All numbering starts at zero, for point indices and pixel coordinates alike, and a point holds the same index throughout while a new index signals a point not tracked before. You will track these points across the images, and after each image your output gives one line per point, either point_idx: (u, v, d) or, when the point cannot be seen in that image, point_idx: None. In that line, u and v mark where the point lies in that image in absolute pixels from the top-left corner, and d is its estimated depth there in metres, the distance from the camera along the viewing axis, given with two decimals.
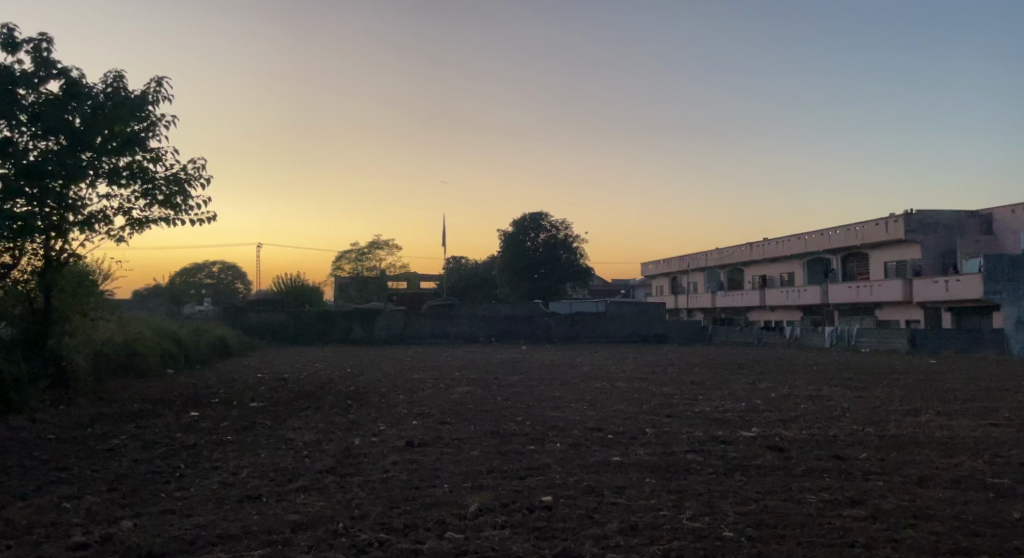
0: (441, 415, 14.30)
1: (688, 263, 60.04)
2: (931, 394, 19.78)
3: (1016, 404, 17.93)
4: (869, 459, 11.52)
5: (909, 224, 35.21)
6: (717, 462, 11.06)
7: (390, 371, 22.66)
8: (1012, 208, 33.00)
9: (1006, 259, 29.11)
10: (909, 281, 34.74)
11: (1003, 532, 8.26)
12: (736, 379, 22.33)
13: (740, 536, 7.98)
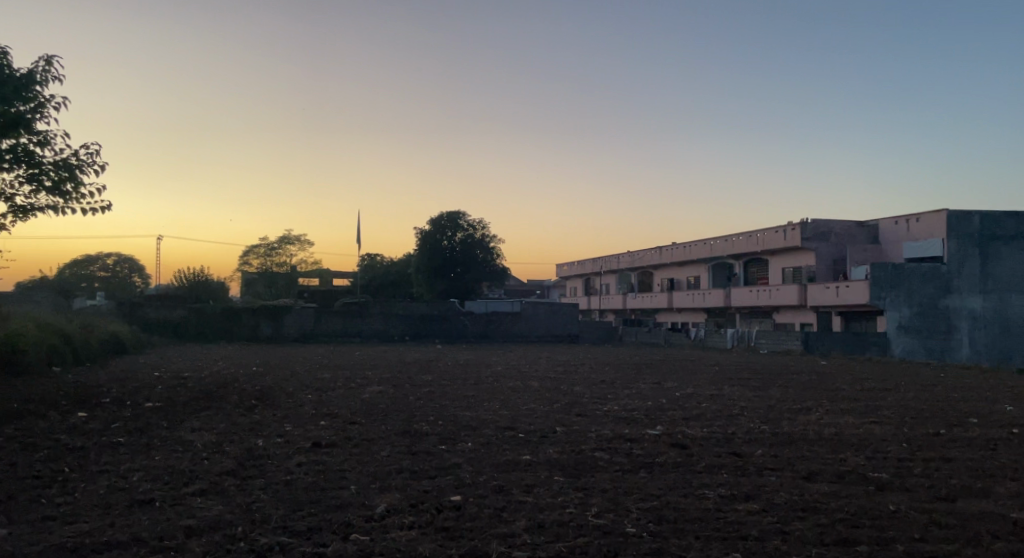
0: (351, 415, 14.58)
1: (600, 265, 61.33)
2: (822, 394, 21.04)
3: (898, 403, 19.28)
4: (765, 456, 12.37)
5: (804, 232, 37.08)
6: (624, 459, 11.71)
7: (299, 371, 22.68)
8: (895, 220, 34.97)
9: (890, 266, 30.93)
10: (804, 286, 36.55)
11: (881, 523, 9.08)
12: (642, 378, 23.20)
13: (642, 531, 8.57)
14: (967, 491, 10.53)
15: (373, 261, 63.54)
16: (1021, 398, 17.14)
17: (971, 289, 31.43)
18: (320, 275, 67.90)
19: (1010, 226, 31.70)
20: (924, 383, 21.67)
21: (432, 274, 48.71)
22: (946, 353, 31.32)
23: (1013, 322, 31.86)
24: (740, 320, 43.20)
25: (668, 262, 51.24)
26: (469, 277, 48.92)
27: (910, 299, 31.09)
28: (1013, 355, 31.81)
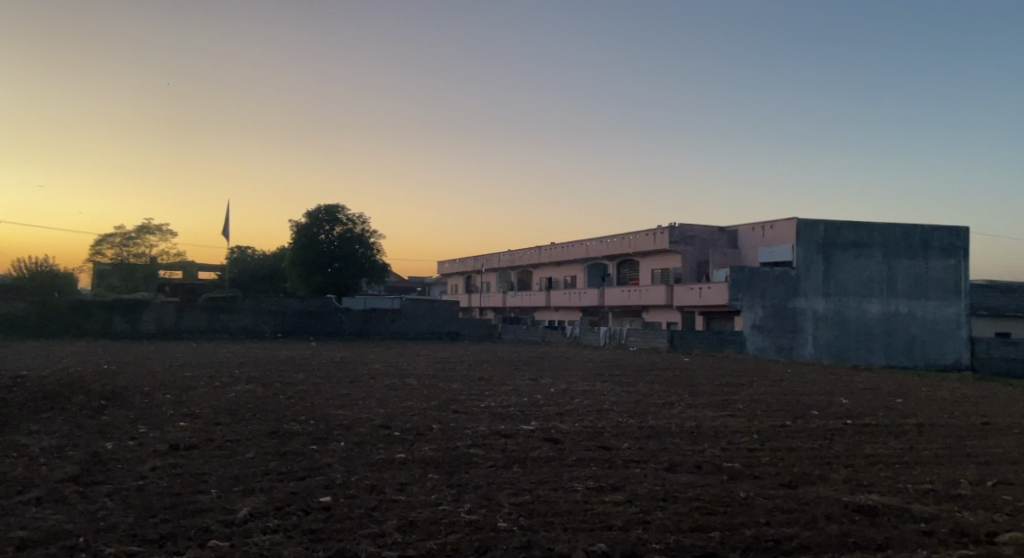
0: (215, 415, 14.62)
1: (480, 263, 62.11)
2: (685, 388, 22.34)
3: (752, 396, 20.75)
4: (630, 449, 13.22)
5: (672, 236, 38.89)
6: (498, 455, 12.31)
7: (161, 369, 22.26)
8: (752, 226, 37.12)
9: (747, 270, 32.92)
10: (670, 287, 38.30)
11: (732, 510, 9.97)
12: (518, 375, 23.99)
13: (512, 526, 9.13)
14: (806, 478, 11.63)
15: (243, 254, 62.08)
16: (857, 391, 18.81)
17: (815, 291, 33.86)
18: (186, 268, 65.80)
19: (849, 234, 34.28)
20: (778, 378, 23.26)
21: (309, 268, 48.13)
22: (793, 350, 33.65)
23: (850, 322, 34.44)
24: (612, 319, 44.79)
25: (545, 261, 52.44)
26: (347, 273, 48.54)
27: (764, 300, 33.17)
28: (849, 353, 34.40)
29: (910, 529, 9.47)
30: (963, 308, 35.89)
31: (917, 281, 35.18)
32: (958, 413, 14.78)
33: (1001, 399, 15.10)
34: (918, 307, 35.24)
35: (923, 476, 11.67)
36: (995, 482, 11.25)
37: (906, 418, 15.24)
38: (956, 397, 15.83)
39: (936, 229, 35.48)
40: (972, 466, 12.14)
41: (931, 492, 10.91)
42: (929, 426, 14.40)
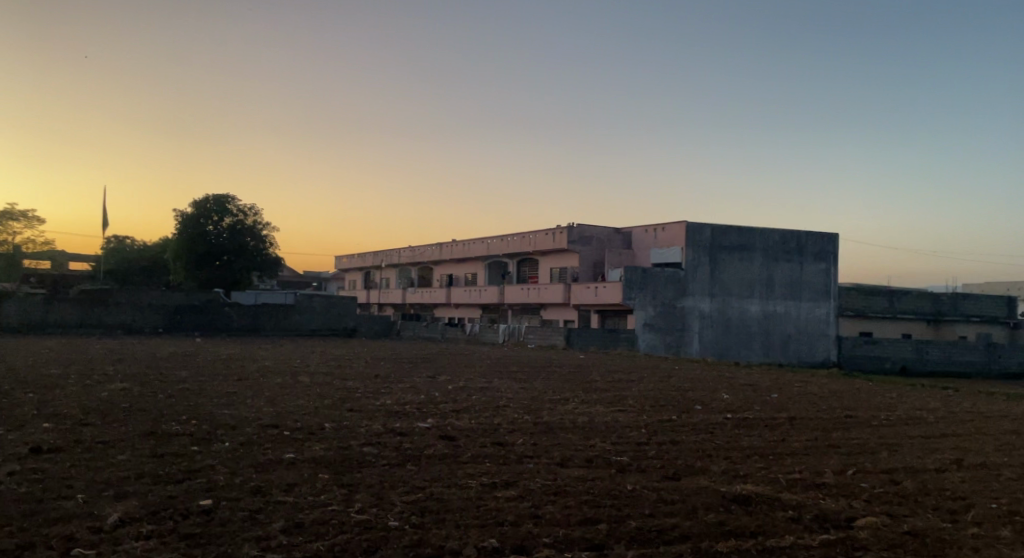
0: (87, 416, 14.31)
1: (379, 259, 61.81)
2: (580, 385, 22.96)
3: (643, 392, 21.53)
4: (522, 443, 13.15)
5: (570, 236, 39.70)
6: (391, 453, 12.28)
7: (34, 366, 21.45)
8: (646, 228, 38.27)
9: (640, 270, 33.98)
10: (567, 286, 39.02)
11: (619, 502, 10.00)
12: (416, 372, 24.14)
13: (403, 524, 9.02)
14: (690, 470, 11.73)
15: (122, 243, 59.81)
16: (739, 386, 19.78)
17: (701, 291, 35.22)
18: (56, 258, 62.85)
19: (733, 237, 35.86)
20: (667, 374, 24.18)
21: (195, 261, 46.83)
22: (680, 347, 34.85)
23: (733, 321, 35.96)
24: (512, 316, 45.34)
25: (445, 258, 52.63)
26: (238, 266, 47.74)
27: (655, 300, 34.30)
28: (731, 350, 35.91)
29: (780, 517, 9.71)
30: (832, 309, 38.08)
31: (792, 283, 37.14)
32: (825, 407, 15.74)
33: (863, 394, 16.23)
34: (793, 308, 37.19)
35: (793, 467, 11.98)
36: (854, 470, 11.64)
37: (780, 411, 16.10)
38: (824, 392, 16.91)
39: (811, 234, 37.53)
40: (837, 456, 12.59)
41: (801, 482, 11.19)
42: (800, 419, 15.24)
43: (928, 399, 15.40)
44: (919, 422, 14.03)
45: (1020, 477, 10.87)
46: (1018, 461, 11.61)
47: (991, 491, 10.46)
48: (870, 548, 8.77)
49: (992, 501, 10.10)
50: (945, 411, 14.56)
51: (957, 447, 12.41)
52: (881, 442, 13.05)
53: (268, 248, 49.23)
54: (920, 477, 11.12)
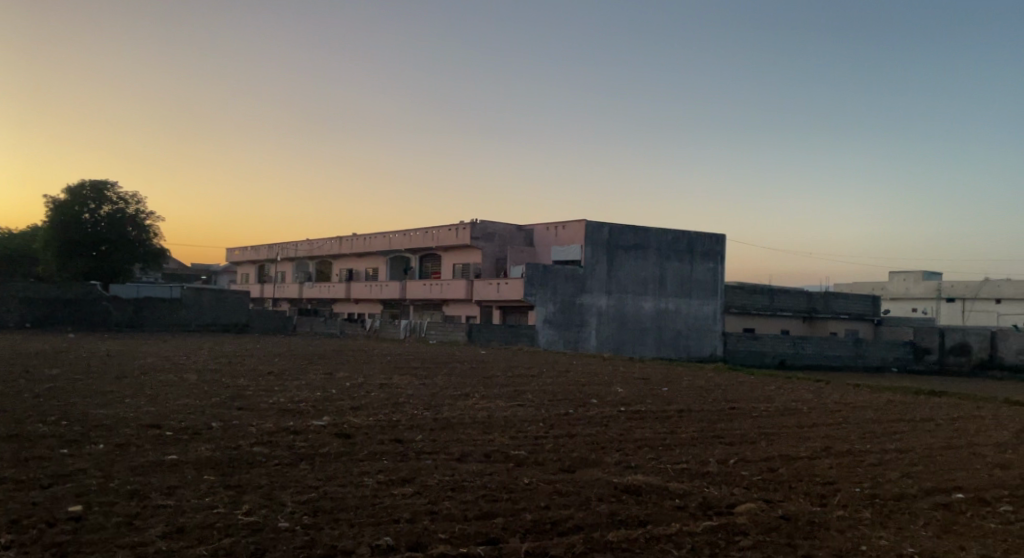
0: None
1: (274, 253, 60.77)
2: (479, 380, 23.30)
3: (540, 384, 22.00)
4: (425, 440, 11.92)
5: (474, 232, 40.11)
6: (284, 453, 10.93)
7: None
8: (548, 225, 39.03)
9: (541, 267, 34.64)
10: (470, 282, 39.32)
11: (515, 496, 9.46)
12: (313, 370, 23.89)
13: (295, 525, 8.13)
14: (583, 461, 11.64)
15: None
16: (633, 380, 20.47)
17: (598, 289, 36.16)
18: None
19: (629, 237, 36.99)
20: (565, 370, 24.78)
21: (69, 251, 44.93)
22: (578, 343, 35.70)
23: (628, 317, 37.00)
24: (412, 312, 45.43)
25: (344, 252, 52.25)
26: (115, 258, 46.07)
27: (555, 296, 35.03)
28: (626, 345, 36.98)
29: (666, 505, 10.02)
30: (719, 306, 39.78)
31: (683, 281, 38.62)
32: (711, 400, 16.57)
33: (744, 387, 17.18)
34: (684, 305, 38.65)
35: (680, 458, 12.48)
36: (736, 459, 12.31)
37: (670, 403, 16.71)
38: (710, 385, 17.82)
39: (701, 235, 39.15)
40: (720, 446, 13.24)
41: (686, 471, 11.71)
42: (687, 411, 15.81)
43: (803, 391, 16.46)
44: (794, 413, 14.97)
45: (882, 461, 11.81)
46: (881, 447, 12.58)
47: (853, 475, 11.18)
48: (749, 531, 9.16)
49: (854, 485, 10.70)
50: (818, 402, 15.62)
51: (826, 435, 13.42)
52: (759, 433, 13.84)
53: (149, 237, 47.87)
54: (793, 465, 11.89)
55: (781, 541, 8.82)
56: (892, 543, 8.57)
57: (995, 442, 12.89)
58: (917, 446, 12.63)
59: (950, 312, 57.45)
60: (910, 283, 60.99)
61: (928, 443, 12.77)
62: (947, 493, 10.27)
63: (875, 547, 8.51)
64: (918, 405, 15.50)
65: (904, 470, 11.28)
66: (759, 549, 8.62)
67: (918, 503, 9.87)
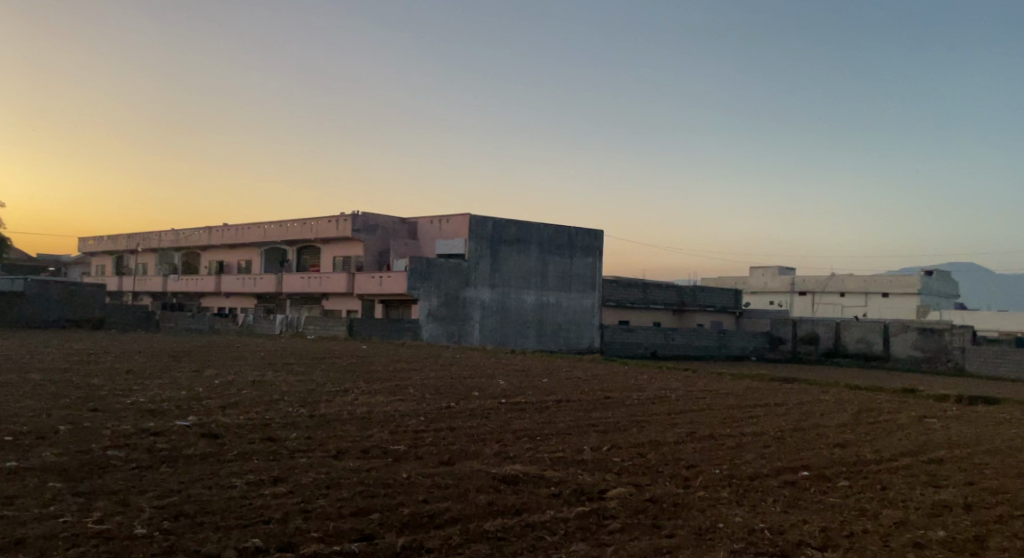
0: None
1: (136, 244, 58.26)
2: (353, 374, 23.18)
3: (415, 377, 22.12)
4: (297, 438, 11.85)
5: (355, 224, 39.48)
6: (143, 456, 10.63)
7: None
8: (432, 219, 39.12)
9: (425, 261, 34.60)
10: (351, 275, 38.85)
11: (392, 491, 9.61)
12: (175, 367, 23.11)
13: (152, 532, 7.98)
14: (462, 453, 11.77)
15: None
16: (512, 372, 20.91)
17: (481, 283, 36.55)
18: None
19: (512, 232, 37.53)
20: (445, 363, 25.00)
21: None
22: (462, 336, 35.94)
23: (510, 311, 37.59)
24: (289, 306, 44.54)
25: (212, 243, 50.51)
26: None
27: (438, 290, 35.13)
28: (509, 338, 37.57)
29: (543, 493, 10.36)
30: (597, 299, 40.97)
31: (564, 275, 39.57)
32: (587, 390, 17.13)
33: (619, 376, 17.87)
34: (564, 298, 39.59)
35: (557, 446, 12.87)
36: (609, 446, 12.82)
37: (548, 394, 17.14)
38: (585, 376, 18.41)
39: (581, 230, 40.23)
40: (596, 434, 13.72)
41: (562, 459, 12.10)
42: (565, 401, 16.26)
43: (672, 379, 17.30)
44: (664, 401, 15.70)
45: (740, 444, 12.58)
46: (739, 431, 13.37)
47: (716, 457, 11.89)
48: (618, 515, 9.62)
49: (716, 466, 11.38)
50: (685, 390, 16.41)
51: (692, 421, 14.13)
52: (632, 420, 14.44)
53: None
54: (662, 450, 12.50)
55: (647, 523, 9.31)
56: (745, 520, 9.20)
57: (837, 423, 13.93)
58: (771, 428, 13.49)
59: (804, 304, 60.72)
60: (769, 277, 63.90)
61: (780, 426, 13.67)
62: (796, 471, 11.06)
63: (730, 524, 9.10)
64: (773, 390, 16.50)
65: (759, 452, 12.06)
66: (627, 532, 9.06)
67: (769, 481, 10.62)
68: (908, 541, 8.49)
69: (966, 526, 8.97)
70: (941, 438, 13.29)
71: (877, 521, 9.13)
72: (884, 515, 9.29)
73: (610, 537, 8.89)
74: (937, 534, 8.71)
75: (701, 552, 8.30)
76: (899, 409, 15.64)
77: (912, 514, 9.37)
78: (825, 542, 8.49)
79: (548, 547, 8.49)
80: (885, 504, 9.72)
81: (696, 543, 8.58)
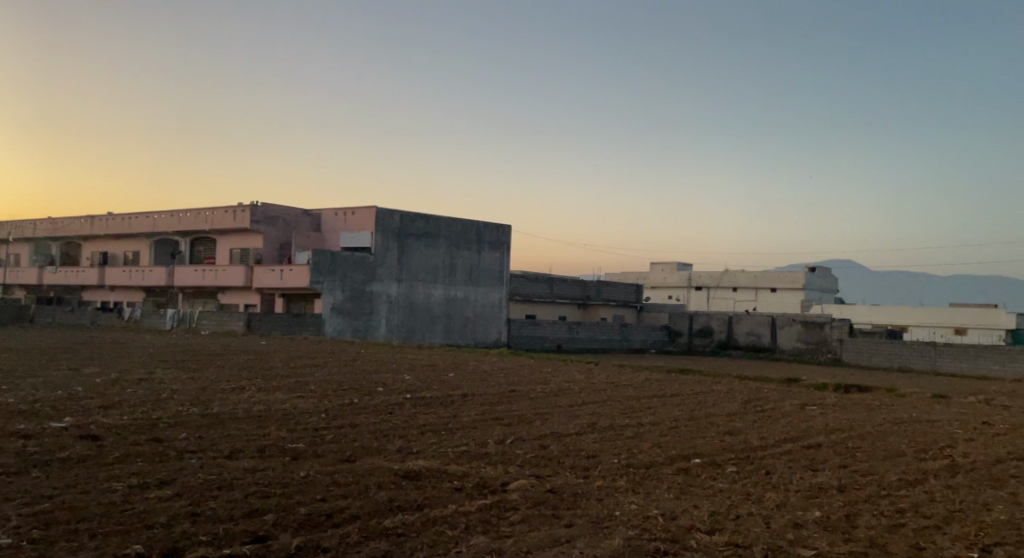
0: None
1: (10, 235, 55.23)
2: (246, 368, 22.59)
3: (310, 373, 21.70)
4: (187, 438, 11.52)
5: (255, 215, 38.39)
6: (14, 461, 10.14)
7: None
8: (338, 212, 38.52)
9: (329, 254, 33.85)
10: (250, 268, 37.70)
11: (288, 490, 9.46)
12: (52, 366, 22.03)
13: (19, 542, 7.62)
14: (364, 450, 11.65)
15: None
16: (417, 367, 20.81)
17: (388, 277, 36.20)
18: None
19: (420, 225, 37.37)
20: (349, 359, 24.69)
21: None
22: (368, 331, 35.40)
23: (417, 305, 37.37)
24: (182, 300, 43.01)
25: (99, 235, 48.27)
26: None
27: (343, 283, 34.49)
28: (416, 332, 37.33)
29: (446, 488, 10.36)
30: (505, 294, 41.25)
31: (471, 270, 39.70)
32: (493, 383, 17.22)
33: (525, 370, 18.01)
34: (472, 293, 39.71)
35: (461, 440, 12.87)
36: (512, 439, 12.91)
37: (454, 388, 17.12)
38: (492, 370, 18.50)
39: (488, 225, 40.47)
40: (500, 427, 13.78)
41: (465, 453, 12.11)
42: (470, 395, 16.28)
43: (577, 372, 17.53)
44: (568, 393, 15.91)
45: (638, 434, 12.84)
46: (637, 421, 13.66)
47: (616, 447, 12.10)
48: (519, 506, 9.69)
49: (615, 456, 11.59)
50: (587, 382, 16.67)
51: (593, 412, 14.36)
52: (536, 413, 14.56)
53: None
54: (564, 441, 12.65)
55: (547, 513, 9.42)
56: (640, 507, 9.40)
57: (730, 412, 14.38)
58: (667, 418, 13.82)
59: (700, 299, 62.22)
60: (668, 272, 64.71)
61: (676, 415, 14.03)
62: (688, 459, 11.38)
63: (627, 512, 9.28)
64: (670, 381, 16.91)
65: (655, 441, 12.35)
66: (527, 523, 9.14)
67: (663, 469, 10.88)
68: (788, 522, 8.84)
69: (840, 506, 9.39)
70: (820, 424, 13.89)
71: (760, 504, 9.48)
72: (767, 499, 9.63)
73: (511, 529, 8.96)
74: (815, 515, 9.08)
75: (595, 541, 8.44)
76: (783, 397, 16.27)
77: (792, 496, 9.75)
78: (713, 526, 8.75)
79: (449, 542, 8.50)
80: (769, 488, 10.09)
81: (592, 532, 8.72)
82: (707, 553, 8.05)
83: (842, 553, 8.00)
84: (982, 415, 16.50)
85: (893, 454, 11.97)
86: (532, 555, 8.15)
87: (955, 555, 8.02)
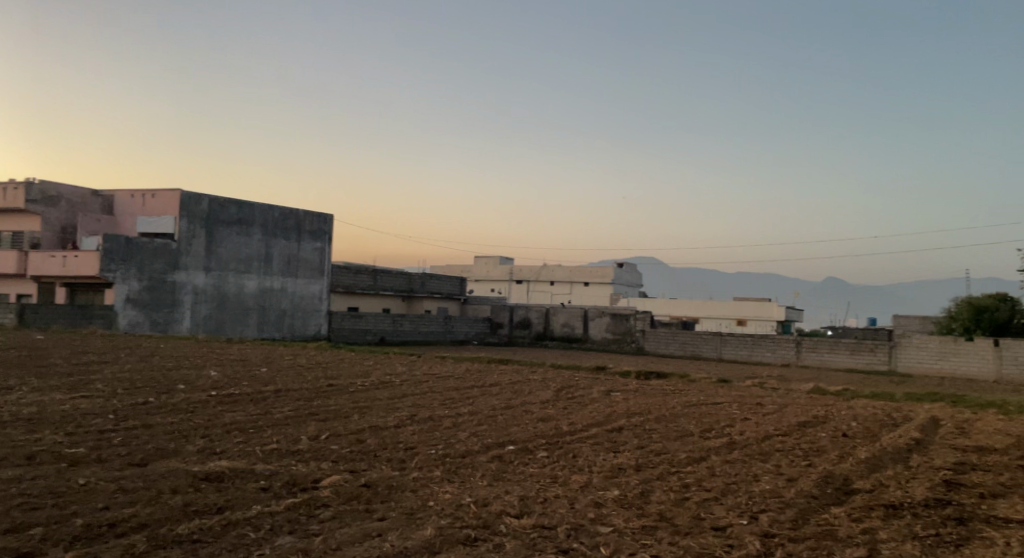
0: None
1: None
2: (26, 368, 20.46)
3: (103, 371, 19.95)
4: None
5: (30, 194, 34.53)
6: None
7: None
8: (135, 195, 35.91)
9: (122, 239, 31.35)
10: (25, 254, 34.11)
11: (63, 500, 8.51)
12: None
13: None
14: (157, 453, 10.75)
15: None
16: (227, 363, 19.73)
17: (194, 266, 34.22)
18: None
19: (232, 212, 35.71)
20: (146, 355, 23.01)
21: None
22: (169, 324, 33.20)
23: (227, 296, 35.62)
24: None
25: None
26: None
27: (140, 272, 32.09)
28: (226, 326, 35.54)
29: (251, 488, 9.69)
30: (326, 285, 40.33)
31: (289, 260, 38.53)
32: (309, 378, 16.53)
33: (343, 363, 17.47)
34: (290, 283, 38.54)
35: (271, 438, 12.15)
36: (327, 435, 12.34)
37: (265, 384, 16.27)
38: (308, 364, 17.81)
39: (307, 214, 39.37)
40: (313, 423, 13.14)
41: (274, 452, 11.40)
42: (283, 391, 15.48)
43: (397, 364, 17.17)
44: (388, 385, 15.52)
45: (455, 424, 12.63)
46: (455, 411, 13.44)
47: (431, 438, 11.81)
48: (330, 503, 9.20)
49: (432, 447, 11.29)
50: (406, 374, 16.32)
51: (412, 404, 14.03)
52: (352, 407, 14.00)
53: None
54: (381, 435, 12.22)
55: (359, 508, 8.99)
56: (454, 496, 9.16)
57: (542, 399, 14.48)
58: (483, 408, 13.70)
59: (520, 293, 63.29)
60: (490, 265, 65.29)
61: (492, 405, 13.93)
62: (502, 446, 11.25)
63: (440, 502, 9.01)
64: (489, 371, 16.86)
65: (472, 430, 12.15)
66: (338, 519, 8.68)
67: (478, 457, 10.71)
68: (591, 502, 8.85)
69: (637, 485, 9.51)
70: (622, 409, 14.20)
71: (567, 487, 9.45)
72: (573, 481, 9.63)
73: (320, 526, 8.47)
74: (615, 494, 9.16)
75: (406, 533, 8.09)
76: (589, 385, 16.55)
77: (595, 477, 9.81)
78: (522, 510, 8.63)
79: (250, 544, 7.90)
80: (575, 471, 10.10)
81: (404, 524, 8.37)
82: (516, 538, 7.92)
83: (637, 530, 8.07)
84: (757, 396, 17.47)
85: (683, 435, 12.35)
86: (340, 552, 7.72)
87: (733, 526, 8.27)
